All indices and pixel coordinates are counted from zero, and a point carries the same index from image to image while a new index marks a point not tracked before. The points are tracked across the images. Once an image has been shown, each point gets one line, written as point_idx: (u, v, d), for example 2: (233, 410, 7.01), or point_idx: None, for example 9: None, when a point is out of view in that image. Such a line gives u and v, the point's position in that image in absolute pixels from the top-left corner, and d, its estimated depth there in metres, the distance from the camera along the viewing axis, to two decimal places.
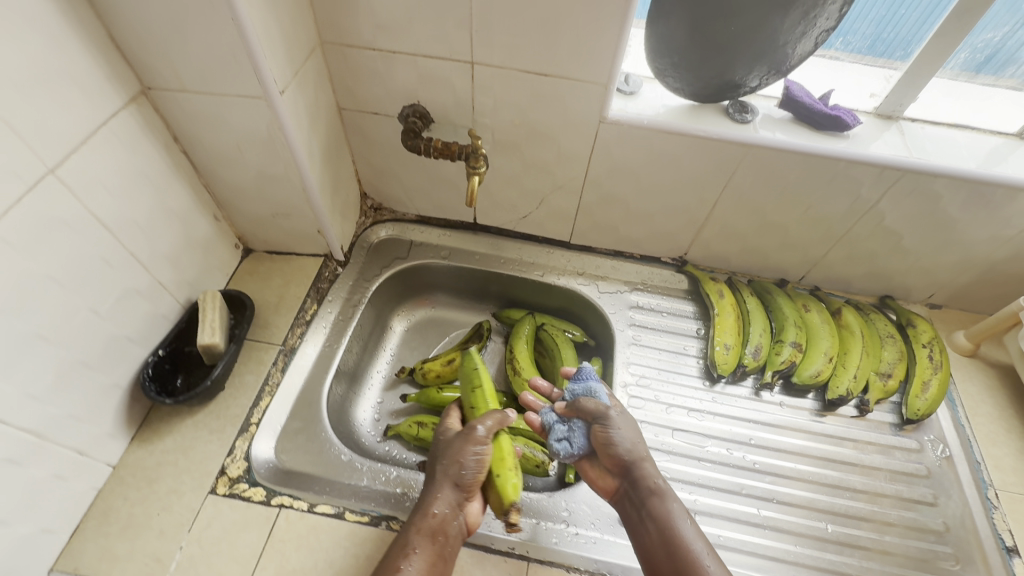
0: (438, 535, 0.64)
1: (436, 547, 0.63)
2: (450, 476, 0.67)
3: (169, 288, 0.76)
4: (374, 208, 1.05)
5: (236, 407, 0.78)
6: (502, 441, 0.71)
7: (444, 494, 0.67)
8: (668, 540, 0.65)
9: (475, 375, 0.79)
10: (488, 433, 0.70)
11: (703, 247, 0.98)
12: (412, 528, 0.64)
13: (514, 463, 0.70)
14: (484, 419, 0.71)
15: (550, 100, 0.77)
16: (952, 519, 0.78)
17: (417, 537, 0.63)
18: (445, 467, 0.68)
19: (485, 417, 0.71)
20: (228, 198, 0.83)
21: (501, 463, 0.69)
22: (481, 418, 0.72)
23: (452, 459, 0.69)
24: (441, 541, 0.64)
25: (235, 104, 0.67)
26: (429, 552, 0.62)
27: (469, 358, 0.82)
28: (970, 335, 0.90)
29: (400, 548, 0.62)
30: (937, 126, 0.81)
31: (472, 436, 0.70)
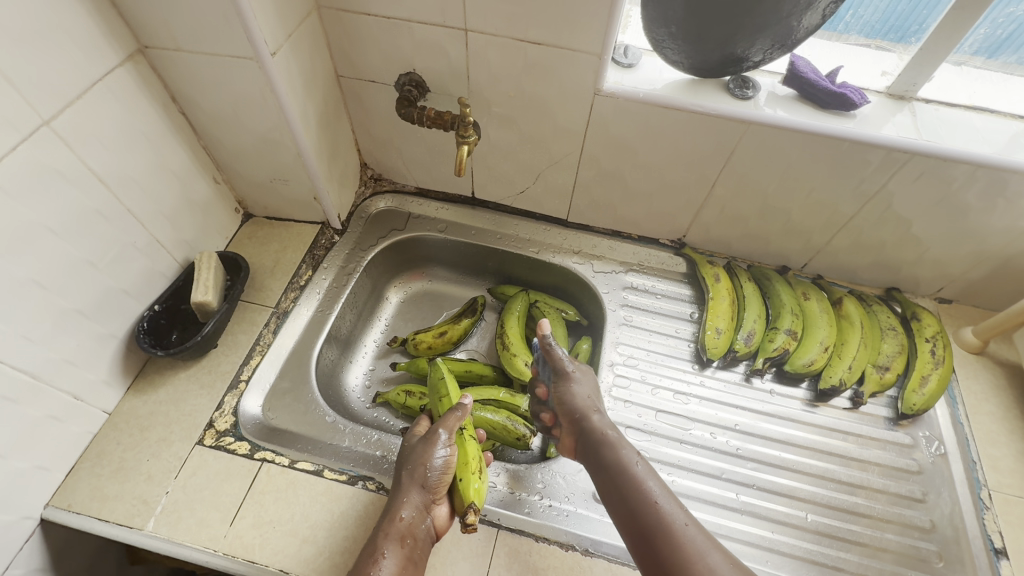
0: (407, 539, 0.63)
1: (405, 550, 0.62)
2: (416, 479, 0.67)
3: (167, 246, 0.79)
4: (375, 179, 1.06)
5: (227, 364, 0.80)
6: (467, 445, 0.71)
7: (410, 497, 0.66)
8: (620, 485, 0.65)
9: (442, 384, 0.81)
10: (450, 437, 0.70)
11: (702, 229, 0.96)
12: (380, 533, 0.63)
13: (478, 467, 0.70)
14: (445, 423, 0.71)
15: (544, 71, 0.76)
16: (940, 517, 0.75)
17: (386, 541, 0.62)
18: (410, 470, 0.68)
19: (445, 420, 0.71)
20: (227, 162, 0.85)
21: (466, 468, 0.69)
22: (443, 422, 0.71)
23: (416, 462, 0.68)
24: (410, 544, 0.63)
25: (229, 65, 0.68)
26: (398, 555, 0.61)
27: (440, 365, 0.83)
28: (978, 332, 0.87)
29: (369, 553, 0.61)
30: (953, 108, 0.77)
31: (435, 440, 0.69)
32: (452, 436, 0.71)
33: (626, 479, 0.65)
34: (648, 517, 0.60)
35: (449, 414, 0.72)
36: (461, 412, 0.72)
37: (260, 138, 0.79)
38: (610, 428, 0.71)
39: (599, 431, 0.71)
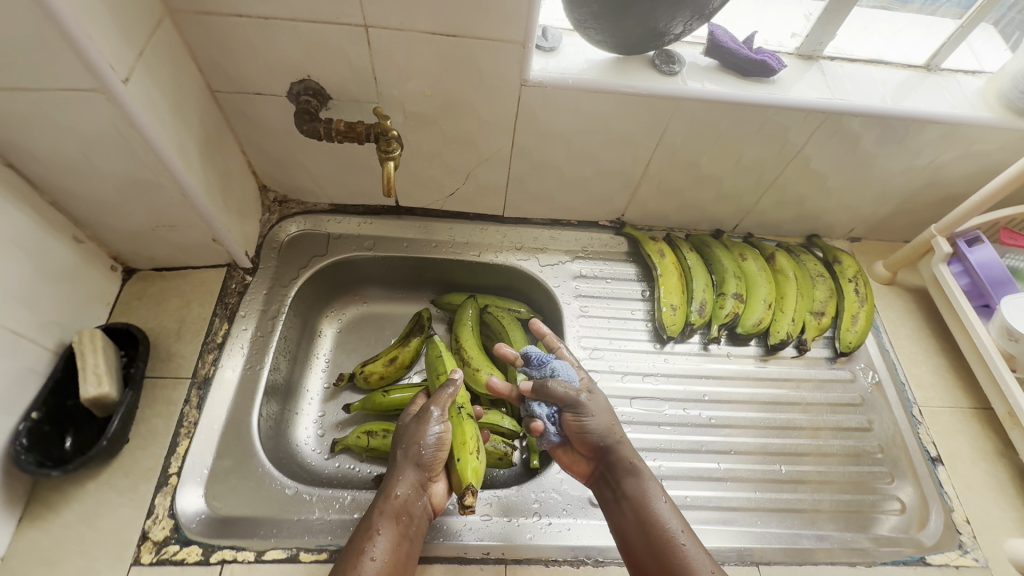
0: (403, 517, 0.63)
1: (401, 527, 0.62)
2: (411, 457, 0.67)
3: (30, 336, 0.62)
4: (279, 201, 0.92)
5: (147, 459, 0.67)
6: (463, 424, 0.71)
7: (407, 475, 0.66)
8: (646, 520, 0.64)
9: (439, 361, 0.80)
10: (443, 412, 0.70)
11: (640, 207, 0.95)
12: (376, 511, 0.63)
13: (475, 446, 0.70)
14: (436, 400, 0.70)
15: (463, 64, 0.68)
16: (885, 440, 0.84)
17: (381, 519, 0.62)
18: (406, 449, 0.68)
19: (439, 394, 0.71)
20: (89, 215, 0.68)
21: (462, 446, 0.69)
22: (434, 400, 0.71)
23: (410, 441, 0.68)
24: (406, 521, 0.63)
25: (65, 100, 0.53)
26: (393, 532, 0.61)
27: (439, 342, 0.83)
28: (888, 265, 0.96)
29: (364, 532, 0.61)
30: (854, 63, 0.81)
31: (428, 417, 0.69)
32: (445, 412, 0.70)
33: (654, 515, 0.64)
34: (672, 557, 0.60)
35: (439, 391, 0.72)
36: (451, 385, 0.72)
37: (128, 183, 0.64)
38: (635, 456, 0.70)
39: (626, 460, 0.68)
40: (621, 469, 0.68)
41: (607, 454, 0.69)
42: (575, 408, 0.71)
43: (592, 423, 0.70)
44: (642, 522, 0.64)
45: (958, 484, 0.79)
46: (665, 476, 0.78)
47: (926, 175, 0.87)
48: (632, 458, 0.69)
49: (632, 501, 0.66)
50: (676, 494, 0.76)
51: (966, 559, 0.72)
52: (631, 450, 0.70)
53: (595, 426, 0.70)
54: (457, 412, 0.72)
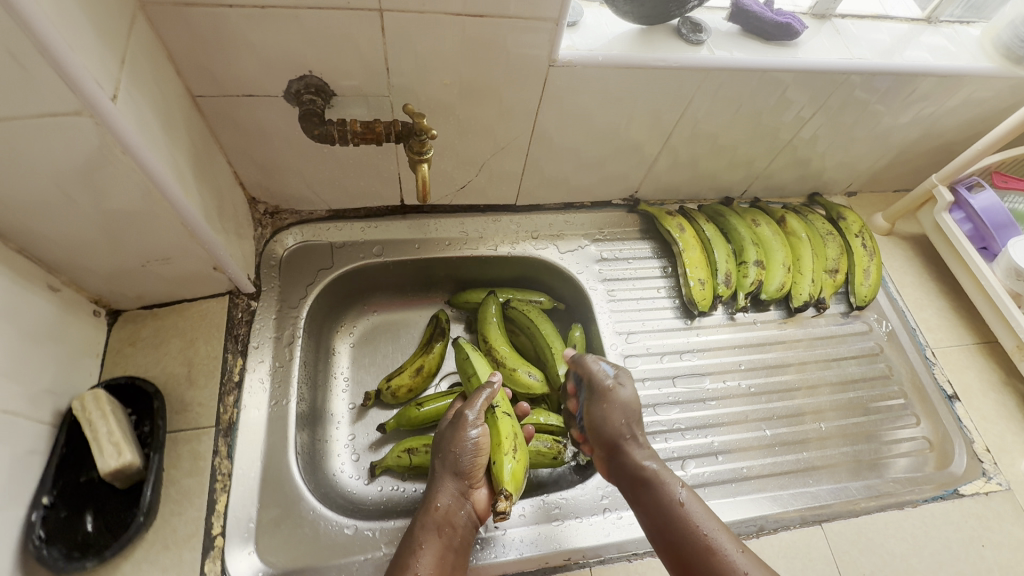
0: (445, 528, 0.62)
1: (444, 540, 0.61)
2: (449, 466, 0.65)
3: (23, 410, 0.53)
4: (271, 213, 0.82)
5: (184, 525, 0.60)
6: (498, 424, 0.68)
7: (447, 485, 0.65)
8: (663, 521, 0.62)
9: (468, 364, 0.76)
10: (478, 416, 0.68)
11: (654, 182, 0.93)
12: (417, 526, 0.62)
13: (513, 448, 0.66)
14: (470, 403, 0.68)
15: (487, 46, 0.61)
16: (905, 384, 0.89)
17: (423, 533, 0.61)
18: (442, 458, 0.66)
19: (473, 398, 0.69)
20: (66, 258, 0.58)
21: (498, 448, 0.66)
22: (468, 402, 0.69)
23: (446, 449, 0.67)
24: (448, 532, 0.62)
25: (34, 129, 0.42)
26: (436, 546, 0.60)
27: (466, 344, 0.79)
28: (887, 216, 1.00)
29: (406, 549, 0.60)
30: (864, 20, 0.81)
31: (462, 422, 0.67)
32: (481, 415, 0.68)
33: (671, 516, 0.62)
34: (693, 558, 0.59)
35: (475, 394, 0.70)
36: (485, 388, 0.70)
37: (115, 216, 0.54)
38: (648, 456, 0.69)
39: (637, 461, 0.68)
40: (632, 471, 0.68)
41: (619, 456, 0.69)
42: (598, 396, 0.72)
43: (604, 418, 0.71)
44: (660, 524, 0.63)
45: (975, 417, 0.85)
46: (719, 451, 0.79)
47: (925, 126, 0.89)
48: (643, 458, 0.69)
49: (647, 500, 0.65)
50: (733, 467, 0.78)
51: (991, 485, 0.78)
52: (645, 450, 0.70)
53: (603, 422, 0.71)
54: (494, 413, 0.69)
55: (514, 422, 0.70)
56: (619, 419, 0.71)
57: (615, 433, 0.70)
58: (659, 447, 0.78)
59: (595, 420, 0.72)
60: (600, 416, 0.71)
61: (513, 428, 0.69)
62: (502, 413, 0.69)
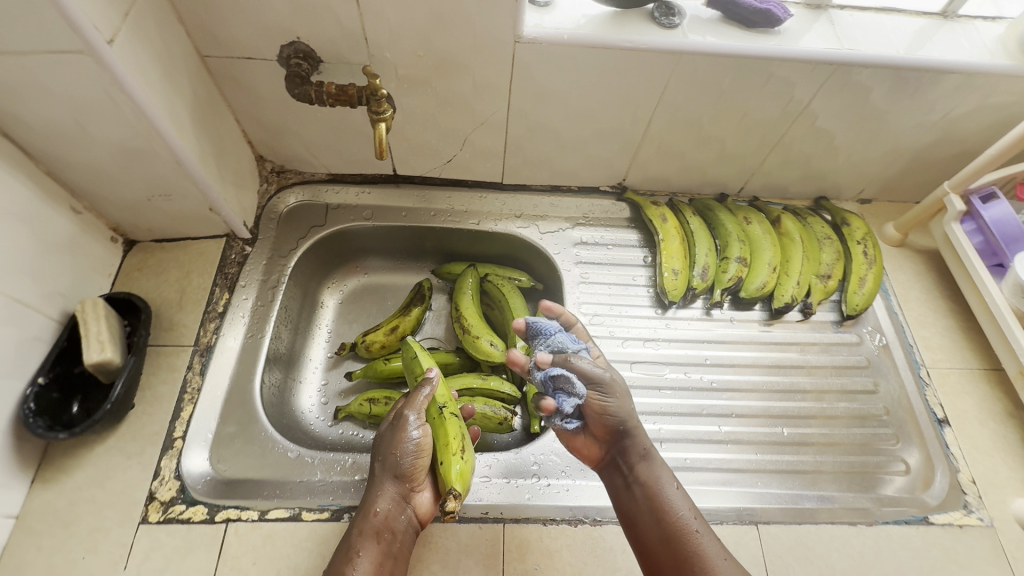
0: (383, 534, 0.59)
1: (382, 545, 0.59)
2: (390, 470, 0.62)
3: (34, 303, 0.63)
4: (277, 172, 0.92)
5: (152, 424, 0.68)
6: (445, 423, 0.64)
7: (385, 489, 0.61)
8: (660, 507, 0.63)
9: (417, 363, 0.72)
10: (420, 416, 0.64)
11: (641, 170, 0.93)
12: (354, 531, 0.59)
13: (460, 446, 0.63)
14: (412, 404, 0.64)
15: (454, 20, 0.66)
16: (890, 402, 0.83)
17: (361, 539, 0.58)
18: (382, 462, 0.63)
19: (413, 399, 0.65)
20: (87, 185, 0.69)
21: (444, 447, 0.62)
22: (409, 404, 0.65)
23: (387, 452, 0.63)
24: (387, 537, 0.59)
25: (50, 63, 0.52)
26: (374, 553, 0.57)
27: (416, 343, 0.75)
28: (898, 226, 0.94)
29: (344, 555, 0.58)
30: (865, 12, 0.78)
31: (405, 423, 0.63)
32: (423, 415, 0.64)
33: (667, 500, 0.63)
34: (684, 544, 0.59)
35: (416, 393, 0.66)
36: (429, 387, 0.66)
37: (121, 150, 0.64)
38: (648, 441, 0.68)
39: (642, 445, 0.67)
40: (637, 454, 0.66)
41: (625, 440, 0.67)
42: (599, 388, 0.65)
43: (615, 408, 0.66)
44: (653, 510, 0.63)
45: (965, 445, 0.78)
46: (664, 439, 0.77)
47: (939, 130, 0.84)
48: (646, 442, 0.67)
49: (648, 486, 0.64)
50: (676, 456, 0.76)
51: (970, 518, 0.71)
52: (645, 435, 0.68)
53: (617, 411, 0.66)
54: (440, 413, 0.65)
55: (461, 421, 0.66)
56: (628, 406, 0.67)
57: (627, 418, 0.66)
58: None
59: (604, 414, 0.65)
60: (611, 406, 0.66)
61: (459, 426, 0.65)
62: (447, 411, 0.66)
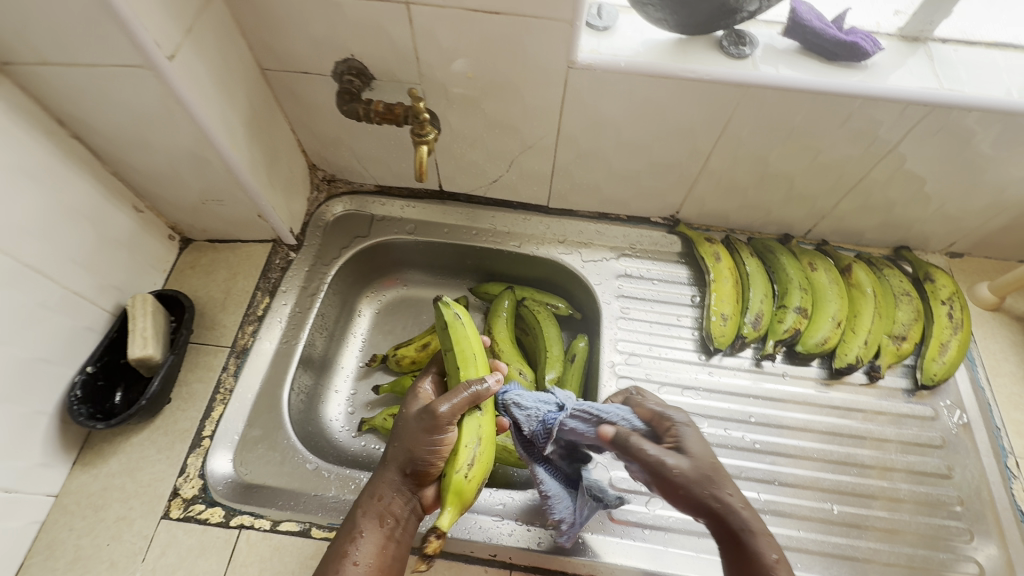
0: (386, 519, 0.55)
1: (386, 530, 0.55)
2: (400, 460, 0.56)
3: (88, 296, 0.68)
4: (328, 180, 0.94)
5: (184, 421, 0.71)
6: (468, 426, 0.56)
7: (393, 474, 0.57)
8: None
9: (453, 333, 0.61)
10: (454, 417, 0.55)
11: (697, 204, 0.87)
12: (359, 510, 0.56)
13: (474, 459, 0.55)
14: (445, 401, 0.55)
15: (506, 45, 0.64)
16: (966, 491, 0.73)
17: (364, 520, 0.55)
18: (397, 447, 0.57)
19: (443, 397, 0.55)
20: (149, 187, 0.73)
21: (456, 454, 0.55)
22: (444, 395, 0.56)
23: (405, 442, 0.56)
24: (390, 523, 0.55)
25: (118, 77, 0.56)
26: (376, 535, 0.54)
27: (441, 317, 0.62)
28: (994, 288, 0.83)
29: (347, 532, 0.55)
30: (972, 47, 0.69)
31: (432, 422, 0.54)
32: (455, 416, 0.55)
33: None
34: None
35: (459, 388, 0.56)
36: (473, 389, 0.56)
37: (179, 157, 0.67)
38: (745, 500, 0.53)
39: (740, 513, 0.52)
40: (738, 526, 0.51)
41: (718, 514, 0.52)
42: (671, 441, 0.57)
43: (694, 467, 0.54)
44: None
45: None
46: None
47: None
48: (738, 501, 0.53)
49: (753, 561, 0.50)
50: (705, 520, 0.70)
51: None
52: (736, 490, 0.54)
53: (697, 477, 0.53)
54: (471, 408, 0.57)
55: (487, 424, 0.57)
56: (712, 463, 0.54)
57: (718, 485, 0.53)
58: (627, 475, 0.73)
59: (685, 480, 0.53)
60: (688, 470, 0.53)
61: (486, 436, 0.57)
62: (473, 411, 0.57)
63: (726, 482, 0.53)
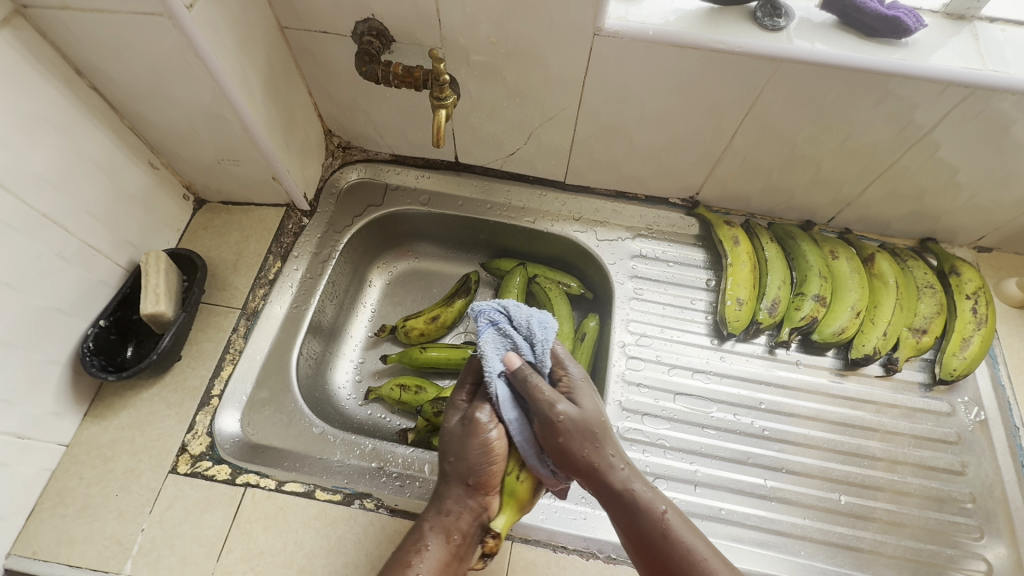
0: (453, 535, 0.55)
1: (451, 547, 0.54)
2: (461, 473, 0.57)
3: (103, 250, 0.68)
4: (343, 147, 0.93)
5: (194, 379, 0.72)
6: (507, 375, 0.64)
7: (459, 489, 0.57)
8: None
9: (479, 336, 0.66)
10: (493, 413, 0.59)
11: (718, 186, 0.85)
12: (425, 523, 0.56)
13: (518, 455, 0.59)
14: (480, 405, 0.60)
15: (531, 8, 0.62)
16: (979, 489, 0.72)
17: (431, 533, 0.55)
18: (452, 459, 0.58)
19: (475, 407, 0.60)
20: (165, 143, 0.72)
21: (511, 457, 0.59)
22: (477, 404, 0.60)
23: (460, 454, 0.58)
24: (457, 538, 0.55)
25: (137, 24, 0.55)
26: (443, 551, 0.54)
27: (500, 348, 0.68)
28: (1023, 285, 0.81)
29: (411, 543, 0.55)
30: (1021, 28, 0.65)
31: (478, 427, 0.58)
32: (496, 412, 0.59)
33: (691, 574, 0.48)
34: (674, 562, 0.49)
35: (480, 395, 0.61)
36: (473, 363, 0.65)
37: (195, 114, 0.67)
38: (630, 474, 0.55)
39: (643, 501, 0.52)
40: (636, 512, 0.52)
41: (596, 473, 0.55)
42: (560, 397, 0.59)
43: (584, 420, 0.57)
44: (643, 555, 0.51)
45: None
46: (699, 483, 0.71)
47: None
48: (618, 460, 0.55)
49: (657, 553, 0.50)
50: (710, 504, 0.69)
51: None
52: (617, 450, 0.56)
53: (585, 425, 0.56)
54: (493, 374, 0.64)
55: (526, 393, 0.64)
56: (593, 420, 0.57)
57: (597, 445, 0.55)
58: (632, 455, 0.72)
59: (574, 424, 0.56)
60: (577, 414, 0.56)
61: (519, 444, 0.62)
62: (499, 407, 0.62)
63: (607, 443, 0.56)
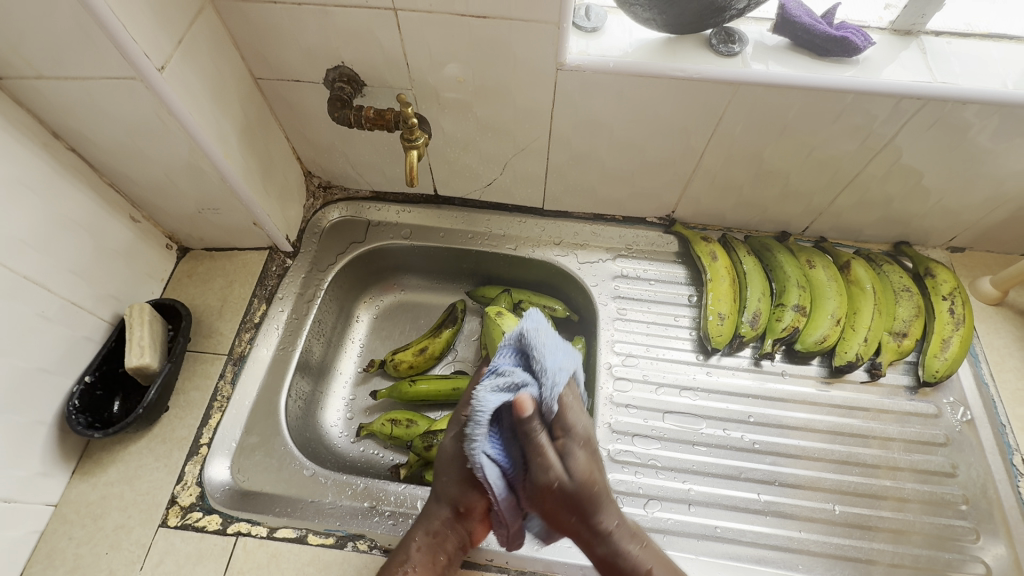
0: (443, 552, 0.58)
1: (439, 567, 0.58)
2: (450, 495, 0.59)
3: (87, 306, 0.69)
4: (324, 187, 0.94)
5: (182, 429, 0.71)
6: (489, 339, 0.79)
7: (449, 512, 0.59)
8: None
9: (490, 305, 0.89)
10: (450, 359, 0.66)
11: (693, 203, 0.87)
12: (413, 542, 0.58)
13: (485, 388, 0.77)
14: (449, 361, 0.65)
15: (495, 48, 0.65)
16: (972, 490, 0.72)
17: (417, 555, 0.57)
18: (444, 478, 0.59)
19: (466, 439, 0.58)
20: (145, 197, 0.74)
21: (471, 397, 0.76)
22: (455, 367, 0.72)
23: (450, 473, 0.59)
24: (442, 559, 0.58)
25: (109, 87, 0.56)
26: (427, 571, 0.57)
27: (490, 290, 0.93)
28: (996, 282, 0.82)
29: (399, 563, 0.57)
30: (965, 39, 0.68)
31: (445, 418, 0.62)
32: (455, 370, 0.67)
33: None
34: None
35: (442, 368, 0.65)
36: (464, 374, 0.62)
37: (172, 167, 0.68)
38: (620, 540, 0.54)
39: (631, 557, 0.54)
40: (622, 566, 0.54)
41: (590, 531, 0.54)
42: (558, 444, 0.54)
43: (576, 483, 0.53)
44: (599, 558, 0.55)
45: None
46: (693, 502, 0.71)
47: None
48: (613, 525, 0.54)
49: None
50: (705, 523, 0.69)
51: None
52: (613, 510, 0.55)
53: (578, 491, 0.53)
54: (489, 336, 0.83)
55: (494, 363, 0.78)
56: (589, 481, 0.53)
57: (597, 508, 0.54)
58: (625, 477, 0.72)
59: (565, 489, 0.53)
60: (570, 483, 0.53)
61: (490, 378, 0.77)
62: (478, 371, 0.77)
63: (601, 502, 0.54)
